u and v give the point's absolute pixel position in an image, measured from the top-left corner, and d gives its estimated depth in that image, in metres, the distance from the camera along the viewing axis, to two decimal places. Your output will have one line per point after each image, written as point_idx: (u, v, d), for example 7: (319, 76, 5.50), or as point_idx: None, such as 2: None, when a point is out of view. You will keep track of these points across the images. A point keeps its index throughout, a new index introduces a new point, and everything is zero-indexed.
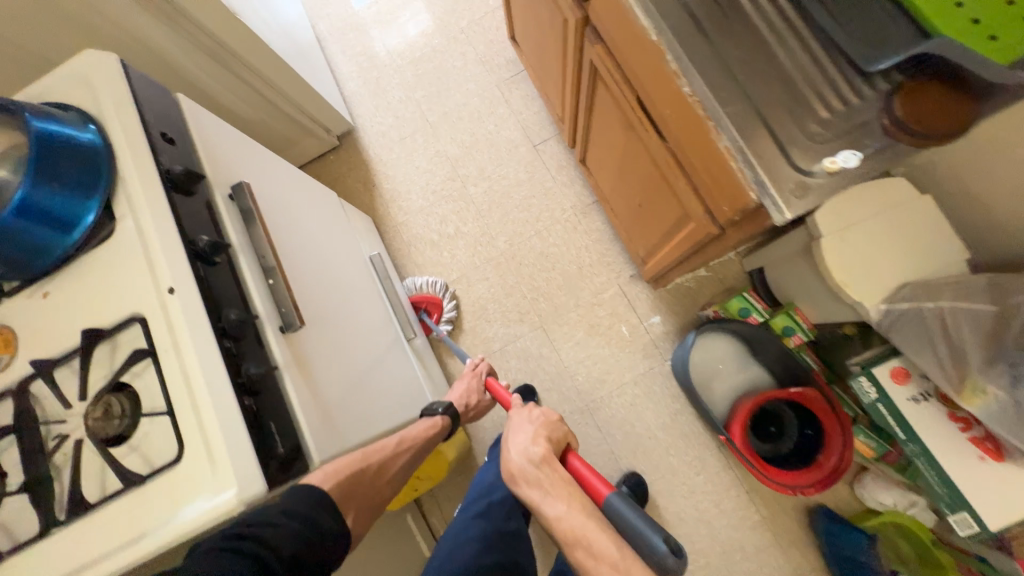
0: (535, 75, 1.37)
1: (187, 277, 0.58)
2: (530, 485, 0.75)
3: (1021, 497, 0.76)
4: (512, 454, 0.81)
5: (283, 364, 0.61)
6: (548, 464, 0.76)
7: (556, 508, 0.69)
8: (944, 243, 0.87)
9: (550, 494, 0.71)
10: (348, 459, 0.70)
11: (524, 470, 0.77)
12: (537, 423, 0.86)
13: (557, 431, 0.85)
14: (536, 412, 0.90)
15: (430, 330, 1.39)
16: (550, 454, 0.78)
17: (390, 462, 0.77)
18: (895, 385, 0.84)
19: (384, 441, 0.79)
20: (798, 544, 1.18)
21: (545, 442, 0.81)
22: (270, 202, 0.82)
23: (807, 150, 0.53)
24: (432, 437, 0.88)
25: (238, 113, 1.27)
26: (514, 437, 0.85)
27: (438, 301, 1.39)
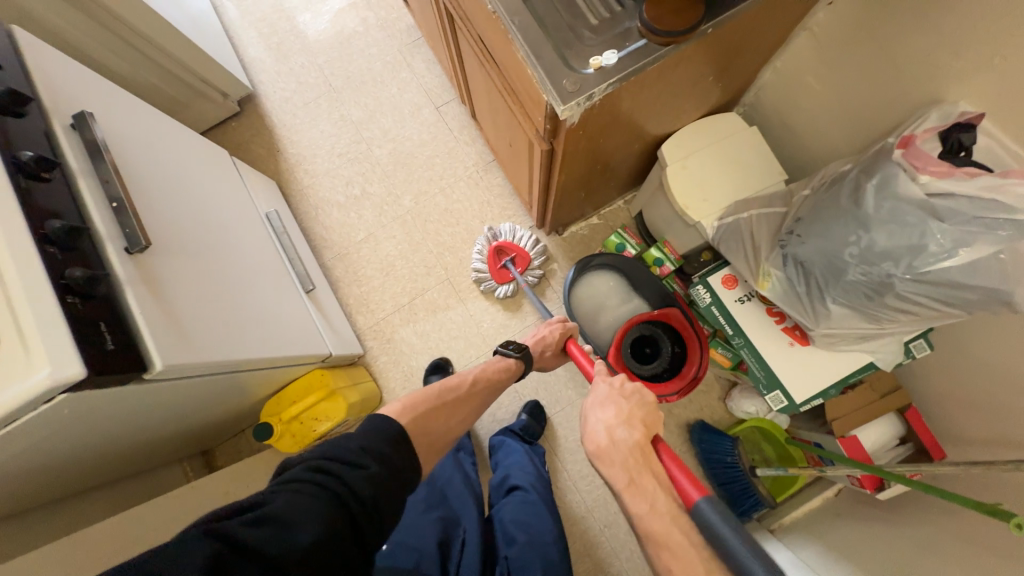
0: (427, 35, 1.43)
1: (4, 187, 0.59)
2: (615, 471, 0.63)
3: (824, 371, 0.90)
4: (599, 429, 0.68)
5: (125, 278, 0.66)
6: (640, 452, 0.65)
7: (639, 504, 0.59)
8: (766, 167, 0.99)
9: (641, 486, 0.61)
10: (422, 396, 0.77)
11: (615, 450, 0.65)
12: (632, 400, 0.72)
13: (651, 416, 0.71)
14: (629, 386, 0.76)
15: (513, 279, 1.37)
16: (646, 441, 0.66)
17: (462, 398, 0.83)
18: (725, 290, 0.97)
19: (460, 380, 0.86)
20: (682, 458, 1.29)
21: (639, 425, 0.69)
22: (122, 138, 0.83)
23: (579, 53, 0.63)
24: (503, 378, 0.94)
25: (118, 72, 1.23)
26: (603, 407, 0.72)
27: (527, 255, 1.37)
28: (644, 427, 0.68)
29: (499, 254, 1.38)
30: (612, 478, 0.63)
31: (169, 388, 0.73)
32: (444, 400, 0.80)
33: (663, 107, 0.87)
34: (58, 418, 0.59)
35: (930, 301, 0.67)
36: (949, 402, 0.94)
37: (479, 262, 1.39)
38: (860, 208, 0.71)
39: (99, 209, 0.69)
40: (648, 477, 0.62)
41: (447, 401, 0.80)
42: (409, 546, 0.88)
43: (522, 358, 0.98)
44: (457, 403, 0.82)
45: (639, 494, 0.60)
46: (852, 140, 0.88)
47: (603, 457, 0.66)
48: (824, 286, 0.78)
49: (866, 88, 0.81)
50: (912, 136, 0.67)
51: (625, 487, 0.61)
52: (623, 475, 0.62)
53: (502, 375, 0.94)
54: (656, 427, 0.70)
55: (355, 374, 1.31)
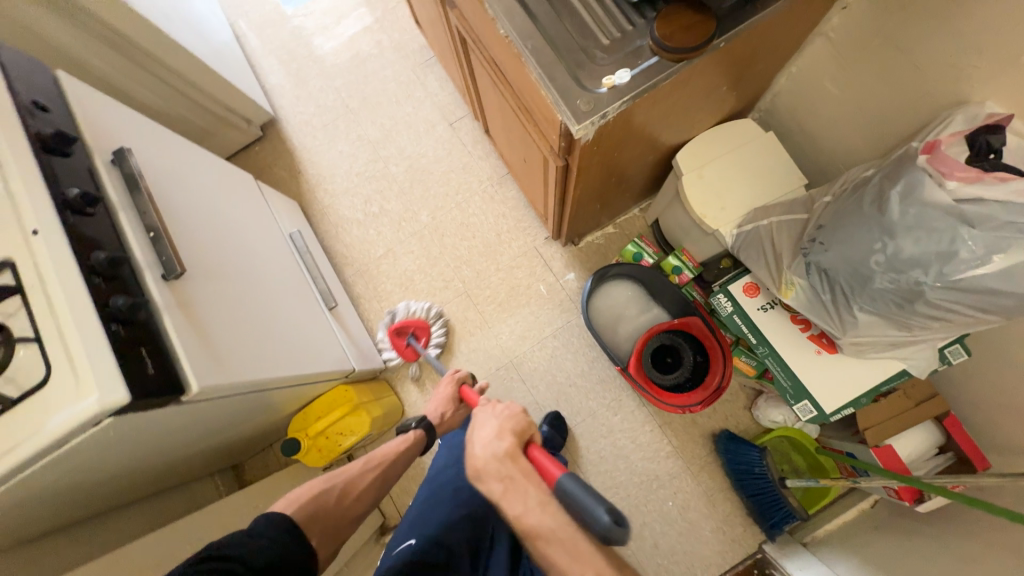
0: (440, 55, 1.46)
1: (54, 224, 0.64)
2: (492, 482, 0.65)
3: (854, 380, 0.87)
4: (476, 449, 0.69)
5: (163, 304, 0.70)
6: (511, 458, 0.66)
7: (515, 507, 0.62)
8: (784, 173, 0.98)
9: (515, 488, 0.64)
10: (312, 484, 0.78)
11: (488, 466, 0.66)
12: (502, 415, 0.74)
13: (521, 422, 0.73)
14: (501, 406, 0.78)
15: (418, 355, 1.37)
16: (516, 448, 0.68)
17: (355, 481, 0.82)
18: (747, 298, 0.95)
19: (350, 464, 0.85)
20: (707, 468, 1.26)
21: (510, 435, 0.70)
22: (156, 170, 0.87)
23: (592, 72, 0.64)
24: (405, 450, 0.91)
25: (150, 105, 1.30)
26: (478, 430, 0.72)
27: (426, 326, 1.38)
28: (515, 435, 0.70)
29: (399, 334, 1.38)
30: (490, 491, 0.65)
31: (204, 408, 0.75)
32: (336, 485, 0.80)
33: (676, 118, 0.87)
34: (105, 439, 0.62)
35: (963, 308, 0.65)
36: (993, 410, 0.90)
37: (383, 350, 1.39)
38: (885, 215, 0.70)
39: (138, 239, 0.73)
40: (518, 477, 0.64)
41: (340, 487, 0.80)
42: (438, 542, 0.83)
43: (423, 427, 0.96)
44: (348, 490, 0.81)
45: (513, 496, 0.63)
46: (875, 143, 0.86)
47: (480, 475, 0.67)
48: (850, 295, 0.76)
49: (888, 92, 0.80)
50: (936, 141, 0.66)
51: (502, 495, 0.64)
52: (498, 485, 0.65)
53: (400, 451, 0.90)
54: (530, 430, 0.73)
55: (378, 388, 1.33)
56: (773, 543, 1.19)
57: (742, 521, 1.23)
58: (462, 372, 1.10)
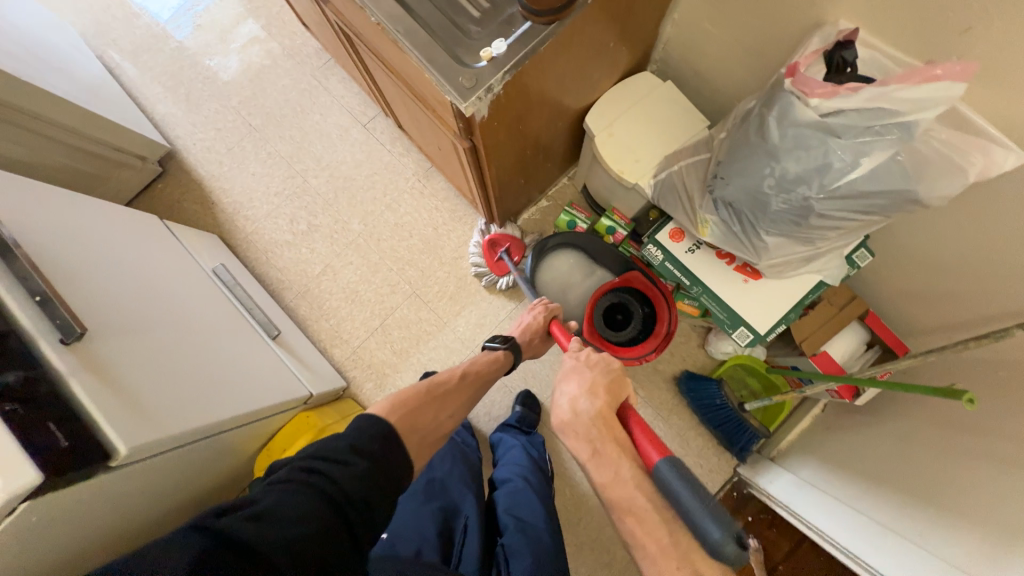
0: (335, 55, 1.40)
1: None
2: (580, 440, 0.67)
3: (779, 300, 0.94)
4: (567, 403, 0.71)
5: (67, 370, 0.64)
6: (599, 421, 0.67)
7: (603, 474, 0.62)
8: (688, 117, 1.01)
9: (603, 454, 0.64)
10: (412, 391, 0.77)
11: (577, 420, 0.68)
12: (596, 369, 0.75)
13: (616, 383, 0.73)
14: (595, 356, 0.78)
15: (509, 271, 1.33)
16: (611, 408, 0.69)
17: (454, 391, 0.82)
18: (674, 243, 0.99)
19: (450, 373, 0.84)
20: (676, 410, 1.33)
21: (603, 392, 0.71)
22: (32, 230, 0.79)
23: (469, 48, 0.64)
24: (493, 370, 0.90)
25: (20, 159, 1.17)
26: (572, 379, 0.74)
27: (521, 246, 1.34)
28: (608, 394, 0.71)
29: (492, 248, 1.33)
30: (576, 449, 0.66)
31: (145, 471, 0.71)
32: (435, 393, 0.79)
33: (574, 80, 0.88)
34: (29, 528, 0.58)
35: (848, 213, 0.71)
36: (904, 299, 0.99)
37: (475, 258, 1.39)
38: (768, 140, 0.73)
39: (23, 308, 0.66)
40: (609, 445, 0.64)
41: (438, 393, 0.79)
42: (410, 536, 0.91)
43: (510, 348, 0.95)
44: (447, 396, 0.81)
45: (602, 462, 0.63)
46: (760, 75, 0.91)
47: (569, 429, 0.68)
48: (755, 221, 0.81)
49: (759, 25, 0.84)
50: (796, 64, 0.70)
51: (590, 458, 0.64)
52: (587, 446, 0.65)
53: (490, 369, 0.90)
54: (624, 393, 0.72)
55: (343, 408, 1.29)
56: (745, 465, 1.28)
57: (716, 451, 1.31)
58: (552, 303, 1.01)
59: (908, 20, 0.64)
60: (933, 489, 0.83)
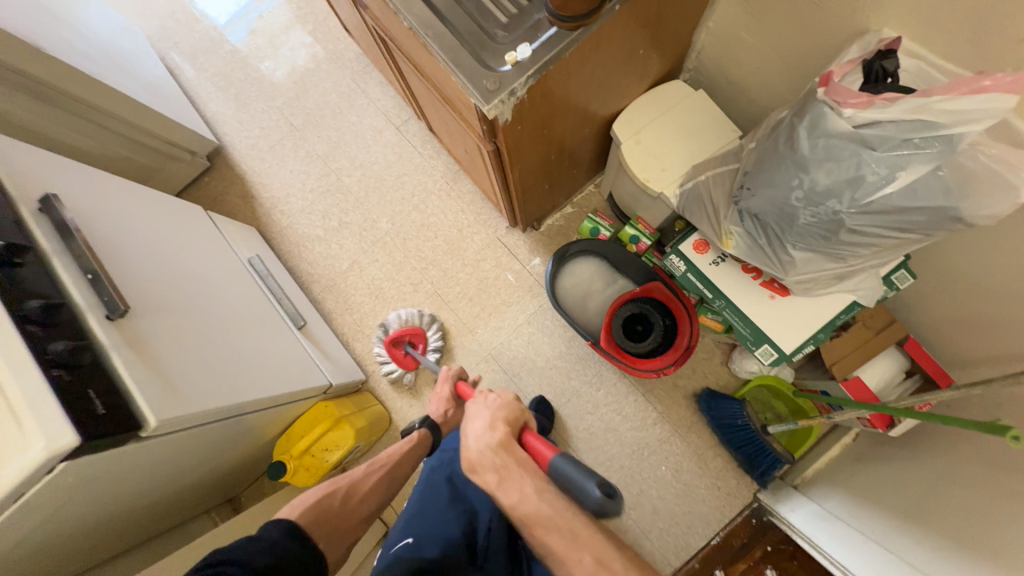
0: (373, 60, 1.46)
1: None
2: (488, 473, 0.67)
3: (807, 319, 0.90)
4: (469, 441, 0.70)
5: (109, 343, 0.69)
6: (506, 448, 0.67)
7: (510, 495, 0.64)
8: (719, 127, 0.99)
9: (509, 477, 0.65)
10: (314, 492, 0.77)
11: (483, 456, 0.68)
12: (494, 405, 0.75)
13: (513, 412, 0.75)
14: (491, 396, 0.79)
15: (416, 363, 1.36)
16: (511, 437, 0.69)
17: (362, 481, 0.83)
18: (698, 254, 0.97)
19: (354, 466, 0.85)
20: (693, 428, 1.29)
21: (502, 425, 0.71)
22: (89, 213, 0.87)
23: (495, 52, 0.66)
24: (407, 451, 0.92)
25: (87, 151, 1.28)
26: (469, 423, 0.73)
27: (421, 332, 1.37)
28: (507, 425, 0.71)
29: (395, 345, 1.36)
30: (485, 482, 0.66)
31: (167, 444, 0.75)
32: (338, 489, 0.79)
33: (601, 87, 0.88)
34: (66, 486, 0.62)
35: (881, 229, 0.68)
36: (950, 326, 0.92)
37: (383, 361, 1.37)
38: (797, 151, 0.71)
39: (76, 283, 0.72)
40: (514, 467, 0.65)
41: (344, 489, 0.79)
42: (435, 537, 0.83)
43: (427, 426, 0.98)
44: (354, 490, 0.81)
45: (508, 485, 0.64)
46: (796, 85, 0.88)
47: (476, 466, 0.68)
48: (781, 234, 0.78)
49: (797, 33, 0.81)
50: (830, 73, 0.68)
51: (497, 485, 0.65)
52: (494, 474, 0.66)
53: (403, 451, 0.91)
54: (520, 420, 0.74)
55: (360, 400, 1.33)
56: (765, 490, 1.22)
57: (734, 473, 1.25)
58: (456, 369, 1.07)
59: (960, 26, 0.60)
60: (974, 530, 0.76)
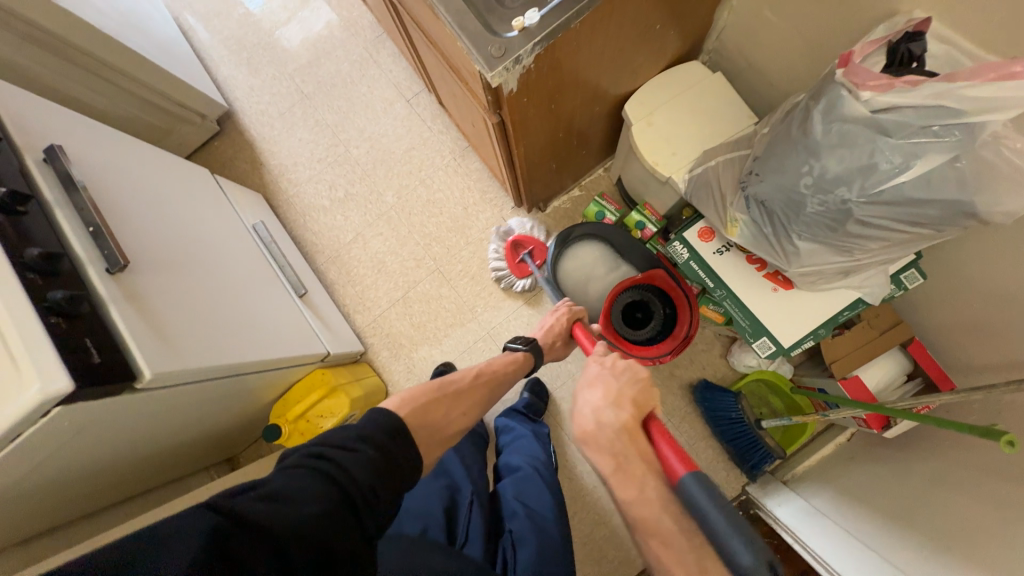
0: (387, 29, 1.43)
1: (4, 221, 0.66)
2: (603, 453, 0.62)
3: (809, 315, 0.88)
4: (589, 413, 0.66)
5: (107, 296, 0.70)
6: (626, 434, 0.63)
7: (627, 490, 0.59)
8: (734, 111, 0.96)
9: (627, 468, 0.60)
10: (424, 387, 0.72)
11: (600, 432, 0.64)
12: (622, 378, 0.70)
13: (643, 393, 0.68)
14: (620, 363, 0.73)
15: (531, 273, 1.32)
16: (637, 424, 0.64)
17: (467, 390, 0.77)
18: (703, 243, 0.95)
19: (463, 373, 0.80)
20: (687, 418, 1.28)
21: (628, 405, 0.66)
22: (92, 166, 0.87)
23: (502, 17, 0.64)
24: (511, 371, 0.86)
25: (97, 107, 1.27)
26: (591, 393, 0.69)
27: (544, 247, 1.34)
28: (634, 407, 0.66)
29: (516, 248, 1.33)
30: (597, 462, 0.62)
31: (162, 399, 0.77)
32: (447, 392, 0.74)
33: (613, 62, 0.85)
34: (58, 431, 0.64)
35: (892, 222, 0.66)
36: (957, 330, 0.90)
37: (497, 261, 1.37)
38: (809, 135, 0.69)
39: (78, 236, 0.73)
40: (636, 461, 0.61)
41: (449, 393, 0.74)
42: (416, 513, 0.88)
43: (531, 351, 0.92)
44: (459, 397, 0.76)
45: (626, 478, 0.59)
46: (817, 71, 0.85)
47: (590, 440, 0.64)
48: (787, 223, 0.76)
49: (823, 13, 0.78)
50: (851, 54, 0.65)
51: (611, 472, 0.61)
52: (611, 460, 0.61)
53: (505, 371, 0.85)
54: (649, 405, 0.68)
55: (358, 370, 1.34)
56: (754, 484, 1.22)
57: (725, 465, 1.25)
58: (576, 306, 1.00)
59: (994, 12, 0.57)
60: (964, 535, 0.76)
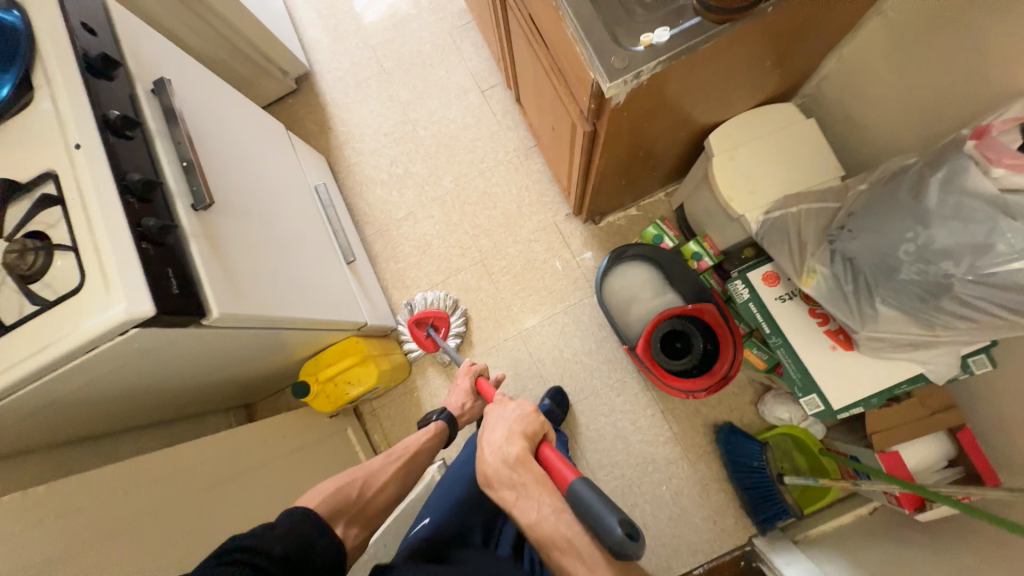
0: (478, 19, 1.44)
1: (15, 204, 0.66)
2: (504, 488, 0.65)
3: (868, 379, 0.85)
4: (485, 454, 0.69)
5: (190, 232, 0.73)
6: (523, 465, 0.66)
7: (528, 514, 0.62)
8: (821, 160, 0.94)
9: (526, 495, 0.63)
10: (332, 479, 0.76)
11: (500, 473, 0.66)
12: (513, 416, 0.73)
13: (531, 423, 0.72)
14: (513, 404, 0.77)
15: (437, 346, 1.35)
16: (528, 453, 0.67)
17: (378, 473, 0.81)
18: (766, 287, 0.94)
19: (372, 457, 0.83)
20: (704, 458, 1.26)
21: (519, 438, 0.69)
22: (191, 105, 0.89)
23: (630, 28, 0.65)
24: (428, 443, 0.90)
25: (194, 48, 1.31)
26: (491, 432, 0.72)
27: (445, 317, 1.35)
28: (525, 438, 0.69)
29: (418, 325, 1.35)
30: (502, 499, 0.65)
31: (223, 337, 0.79)
32: (356, 479, 0.77)
33: (712, 93, 0.84)
34: (127, 351, 0.66)
35: (990, 305, 0.64)
36: (1013, 425, 0.87)
37: (407, 341, 1.39)
38: (921, 203, 0.69)
39: (172, 169, 0.75)
40: (533, 483, 0.64)
41: (360, 481, 0.77)
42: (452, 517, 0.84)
43: (444, 420, 0.95)
44: (372, 481, 0.79)
45: (525, 504, 0.63)
46: (922, 134, 0.83)
47: (492, 482, 0.66)
48: (874, 285, 0.76)
49: (946, 78, 0.76)
50: (989, 126, 0.63)
51: (514, 502, 0.64)
52: (511, 492, 0.64)
53: (422, 443, 0.89)
54: (541, 432, 0.71)
55: (387, 344, 1.35)
56: (762, 537, 1.18)
57: (734, 512, 1.23)
58: (476, 364, 1.07)
59: None
60: None
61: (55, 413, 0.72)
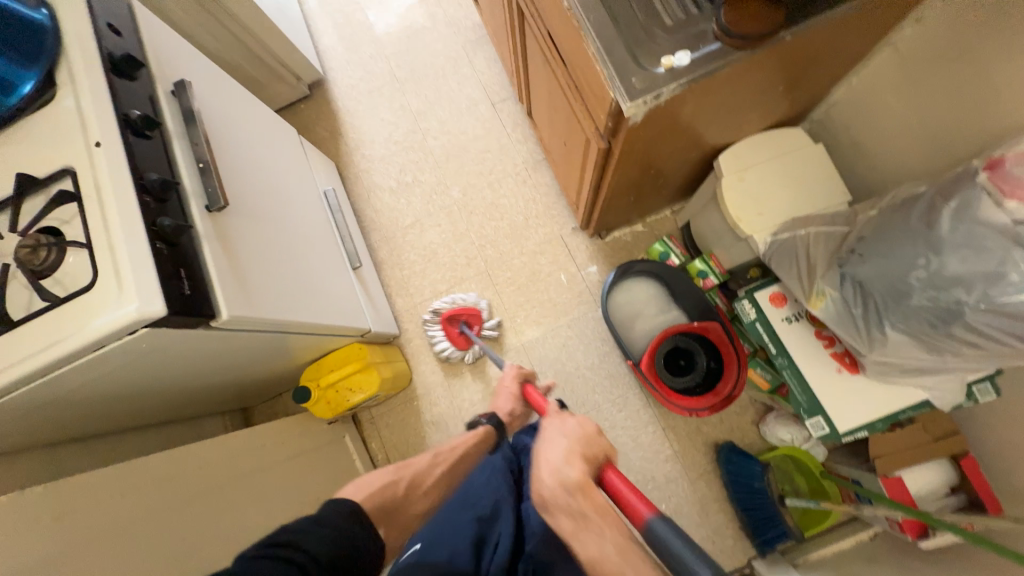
0: (492, 34, 1.47)
1: (33, 199, 0.67)
2: (562, 515, 0.63)
3: (873, 403, 0.85)
4: (542, 474, 0.66)
5: (203, 233, 0.73)
6: (583, 492, 0.62)
7: (589, 547, 0.60)
8: (829, 185, 0.96)
9: (586, 525, 0.61)
10: (382, 473, 0.79)
11: (557, 497, 0.64)
12: (571, 436, 0.69)
13: (592, 445, 0.69)
14: (571, 421, 0.73)
15: (472, 342, 1.36)
16: (589, 479, 0.63)
17: (424, 473, 0.85)
18: (773, 307, 0.94)
19: (420, 455, 0.87)
20: (705, 477, 1.25)
21: (580, 461, 0.66)
22: (208, 107, 0.90)
23: (650, 52, 0.67)
24: (475, 445, 0.93)
25: (211, 51, 1.33)
26: (546, 451, 0.69)
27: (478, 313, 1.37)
28: (585, 462, 0.66)
29: (452, 323, 1.37)
30: (560, 526, 0.64)
31: (228, 339, 0.78)
32: (404, 477, 0.81)
33: (725, 115, 0.86)
34: (134, 351, 0.65)
35: (1000, 333, 0.65)
36: (1016, 454, 0.87)
37: (440, 343, 1.37)
38: (933, 230, 0.70)
39: (188, 170, 0.76)
40: (593, 515, 0.61)
41: (407, 479, 0.81)
42: (443, 544, 0.75)
43: (492, 425, 0.97)
44: (418, 480, 0.83)
45: (586, 536, 0.60)
46: (929, 165, 0.85)
47: (548, 505, 0.65)
48: (883, 309, 0.77)
49: (954, 111, 0.78)
50: (1003, 158, 0.65)
51: (573, 532, 0.62)
52: (569, 521, 0.62)
53: (469, 446, 0.92)
54: (603, 455, 0.68)
55: (389, 351, 1.34)
56: (762, 559, 1.17)
57: (733, 533, 1.22)
58: (524, 367, 1.06)
59: None
60: None
61: (58, 411, 0.71)
